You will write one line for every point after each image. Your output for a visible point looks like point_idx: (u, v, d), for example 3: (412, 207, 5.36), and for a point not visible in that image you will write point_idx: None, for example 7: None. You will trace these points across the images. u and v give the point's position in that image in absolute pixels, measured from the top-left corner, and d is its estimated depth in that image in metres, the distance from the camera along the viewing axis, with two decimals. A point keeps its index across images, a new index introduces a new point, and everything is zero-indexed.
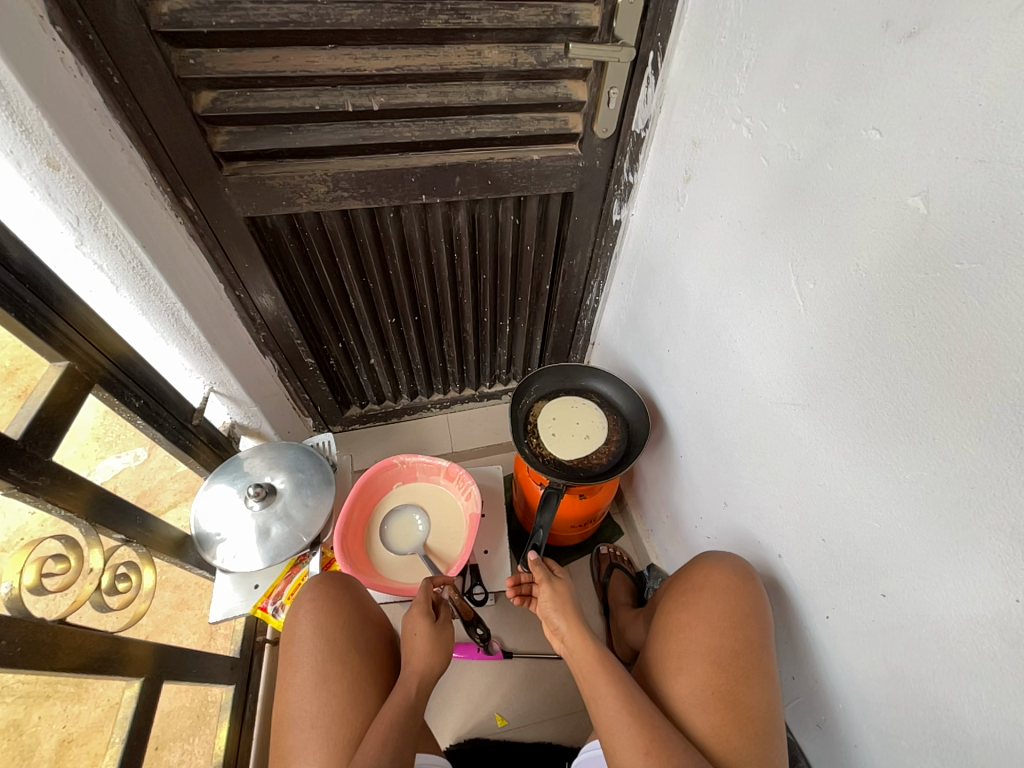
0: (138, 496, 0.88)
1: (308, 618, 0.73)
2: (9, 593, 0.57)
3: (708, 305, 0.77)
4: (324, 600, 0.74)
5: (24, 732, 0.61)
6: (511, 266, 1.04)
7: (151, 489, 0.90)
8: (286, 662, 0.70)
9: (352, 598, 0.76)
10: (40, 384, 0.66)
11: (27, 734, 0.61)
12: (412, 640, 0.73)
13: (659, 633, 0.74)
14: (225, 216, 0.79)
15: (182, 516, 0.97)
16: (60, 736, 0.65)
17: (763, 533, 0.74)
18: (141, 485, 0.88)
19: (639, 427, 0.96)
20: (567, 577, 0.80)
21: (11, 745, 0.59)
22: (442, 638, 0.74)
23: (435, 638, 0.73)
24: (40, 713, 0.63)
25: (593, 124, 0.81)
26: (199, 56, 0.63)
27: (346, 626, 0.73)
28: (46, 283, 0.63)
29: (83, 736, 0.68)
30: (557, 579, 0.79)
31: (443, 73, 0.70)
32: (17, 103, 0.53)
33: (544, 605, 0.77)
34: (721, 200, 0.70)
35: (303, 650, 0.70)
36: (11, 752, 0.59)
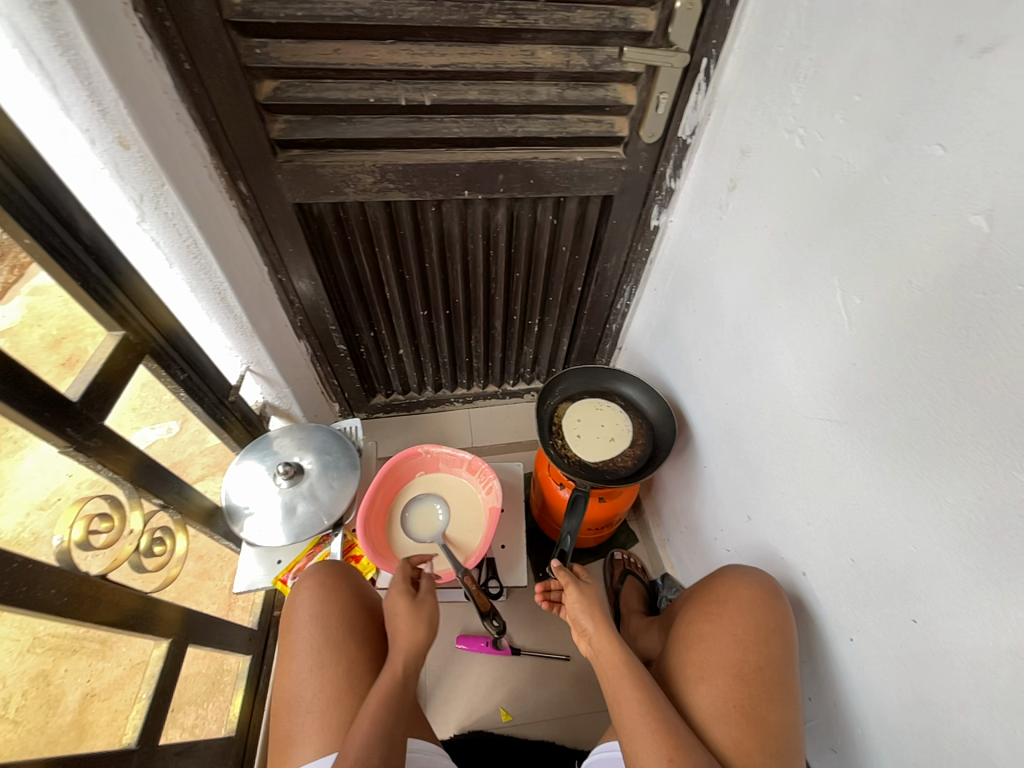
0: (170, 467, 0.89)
1: (305, 605, 0.74)
2: (60, 547, 0.59)
3: (744, 315, 0.76)
4: (321, 586, 0.76)
5: (51, 683, 0.61)
6: (545, 266, 1.05)
7: (181, 462, 0.91)
8: (285, 650, 0.72)
9: (349, 582, 0.79)
10: (90, 356, 0.66)
11: (53, 685, 0.62)
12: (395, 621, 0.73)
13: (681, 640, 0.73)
14: (276, 201, 0.83)
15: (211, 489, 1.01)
16: (84, 690, 0.66)
17: (788, 549, 0.73)
18: (173, 457, 0.89)
19: (664, 432, 0.95)
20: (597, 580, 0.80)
21: (39, 695, 0.59)
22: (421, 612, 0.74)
23: (421, 617, 0.73)
24: (66, 666, 0.63)
25: (639, 128, 0.81)
26: (266, 46, 0.65)
27: (342, 612, 0.74)
28: (108, 255, 0.65)
29: (106, 692, 0.69)
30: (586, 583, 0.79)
31: (496, 71, 0.71)
32: (98, 85, 0.56)
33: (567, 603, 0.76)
34: (766, 209, 0.69)
35: (300, 637, 0.72)
36: (38, 702, 0.59)
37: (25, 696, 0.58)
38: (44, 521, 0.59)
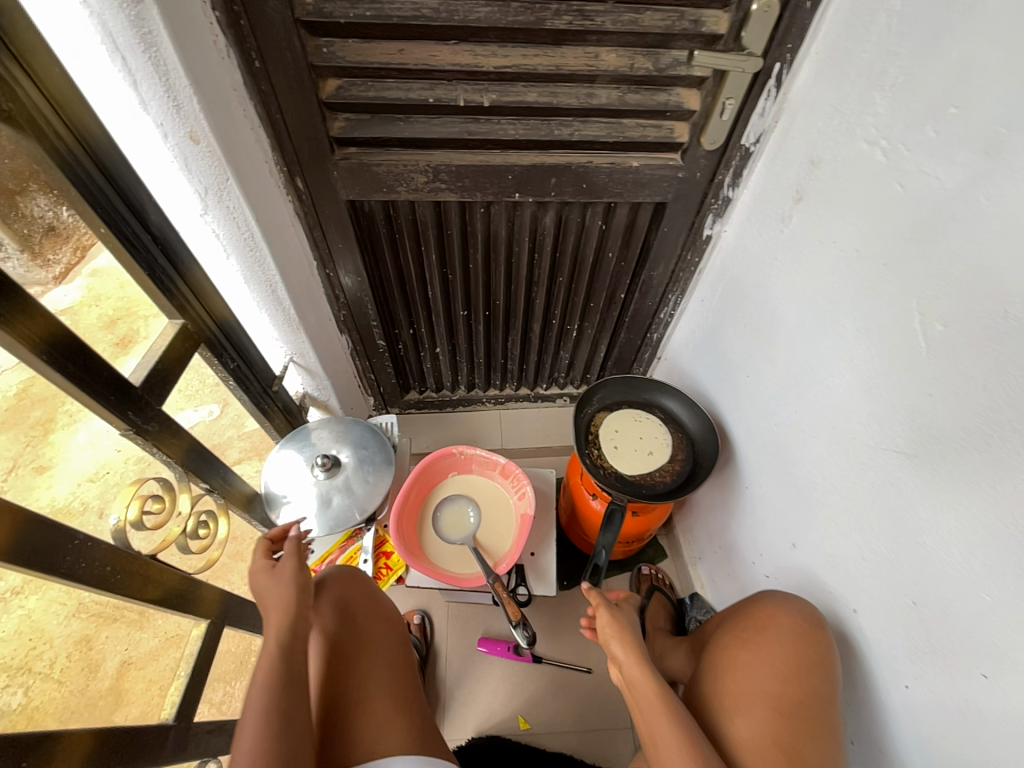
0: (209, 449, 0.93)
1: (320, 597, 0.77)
2: (117, 525, 0.60)
3: (803, 334, 0.73)
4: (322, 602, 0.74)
5: (93, 648, 0.66)
6: (589, 271, 1.03)
7: (220, 445, 0.95)
8: None
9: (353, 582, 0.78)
10: (142, 336, 0.68)
11: (95, 650, 0.66)
12: (261, 592, 0.65)
13: (715, 669, 0.70)
14: (330, 198, 0.84)
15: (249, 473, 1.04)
16: (123, 657, 0.70)
17: (837, 583, 0.69)
18: (212, 440, 0.93)
19: (705, 449, 0.92)
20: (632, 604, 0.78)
21: (81, 658, 0.64)
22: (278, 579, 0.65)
23: (277, 583, 0.64)
24: (107, 633, 0.68)
25: (700, 135, 0.78)
26: (333, 45, 0.66)
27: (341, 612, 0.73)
28: (173, 246, 0.67)
29: (143, 661, 0.72)
30: (619, 608, 0.75)
31: (558, 73, 0.70)
32: (175, 80, 0.57)
33: (600, 626, 0.73)
34: (836, 224, 0.65)
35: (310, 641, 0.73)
36: (81, 664, 0.63)
37: (69, 659, 0.62)
38: (93, 492, 0.61)
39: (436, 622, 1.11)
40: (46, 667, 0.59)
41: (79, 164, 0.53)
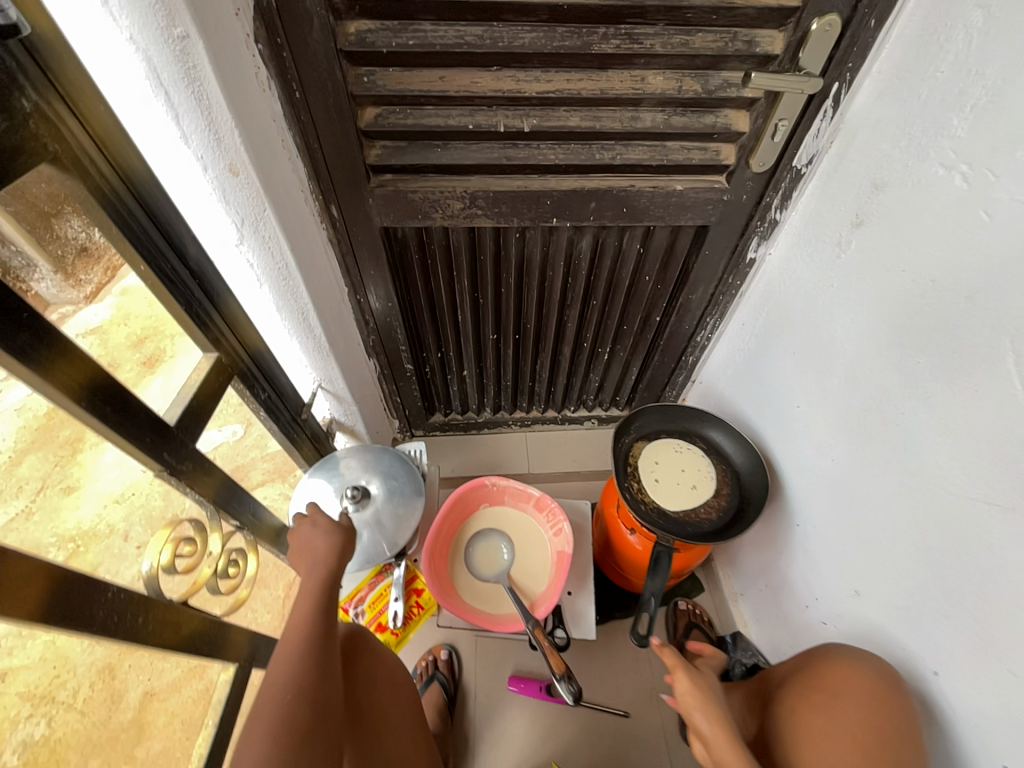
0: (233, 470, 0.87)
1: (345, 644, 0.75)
2: (149, 573, 0.57)
3: (866, 367, 0.68)
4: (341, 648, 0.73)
5: (116, 678, 0.58)
6: (624, 295, 1.00)
7: (244, 465, 0.89)
8: None
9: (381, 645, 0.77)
10: (168, 356, 0.65)
11: (118, 680, 0.58)
12: (302, 546, 0.74)
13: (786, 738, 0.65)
14: (364, 225, 0.82)
15: (268, 496, 0.99)
16: (144, 687, 0.62)
17: (912, 640, 0.63)
18: (236, 460, 0.87)
19: (753, 483, 0.87)
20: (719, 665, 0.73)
21: (104, 688, 0.56)
22: (317, 534, 0.74)
23: (322, 536, 0.74)
24: (130, 662, 0.59)
25: (749, 157, 0.75)
26: (373, 74, 0.65)
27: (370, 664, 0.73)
28: (210, 279, 0.66)
29: (165, 692, 0.65)
30: (699, 673, 0.70)
31: (603, 97, 0.68)
32: (217, 114, 0.56)
33: (680, 691, 0.68)
34: (907, 252, 0.61)
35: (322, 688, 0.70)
36: (103, 697, 0.56)
37: (92, 690, 0.54)
38: (119, 516, 0.58)
39: (464, 658, 1.07)
40: (71, 695, 0.51)
41: (119, 201, 0.52)
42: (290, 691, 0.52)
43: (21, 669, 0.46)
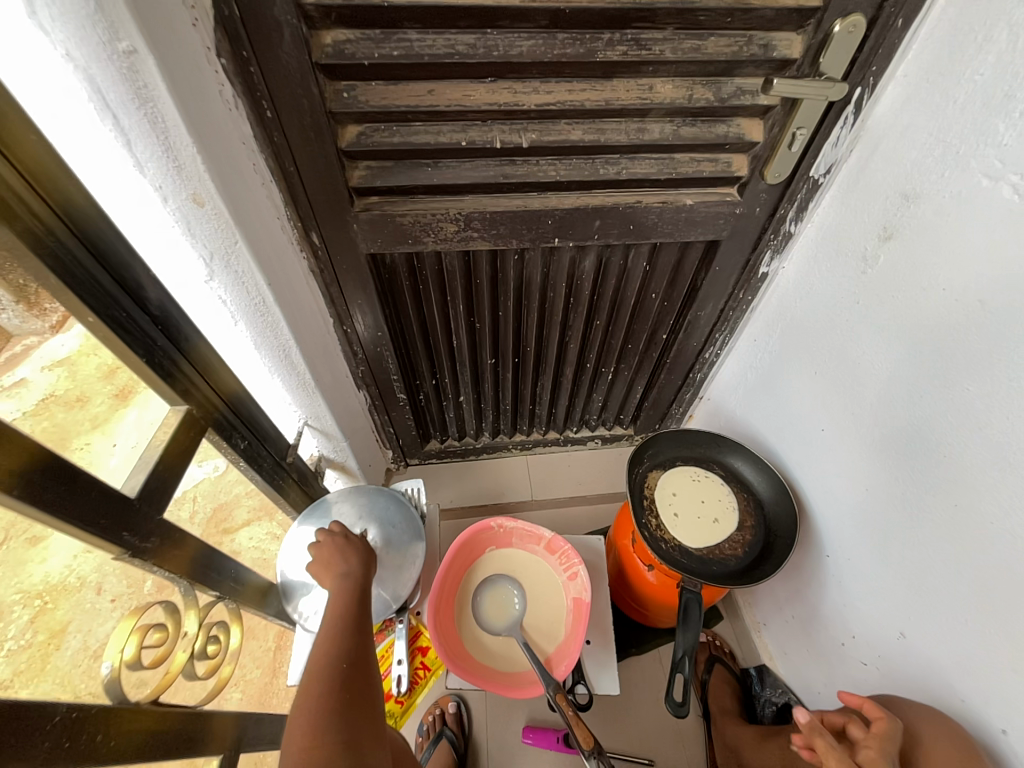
0: (214, 510, 0.82)
1: None
2: (110, 674, 0.49)
3: (902, 392, 0.63)
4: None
5: None
6: (629, 314, 0.94)
7: (226, 504, 0.85)
8: None
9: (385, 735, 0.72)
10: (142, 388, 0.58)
11: None
12: (329, 557, 0.73)
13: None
14: (348, 252, 0.75)
15: (253, 537, 0.94)
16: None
17: (972, 693, 0.58)
18: (218, 500, 0.82)
19: (777, 513, 0.82)
20: (890, 740, 0.58)
21: None
22: (350, 549, 0.75)
23: (353, 549, 0.75)
24: None
25: (764, 168, 0.70)
26: (354, 89, 0.58)
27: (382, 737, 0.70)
28: (176, 322, 0.58)
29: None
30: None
31: (608, 109, 0.62)
32: (176, 139, 0.48)
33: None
34: (946, 270, 0.56)
35: None
36: None
37: None
38: (90, 567, 0.53)
39: (473, 710, 0.99)
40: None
41: (57, 243, 0.44)
42: (346, 661, 0.58)
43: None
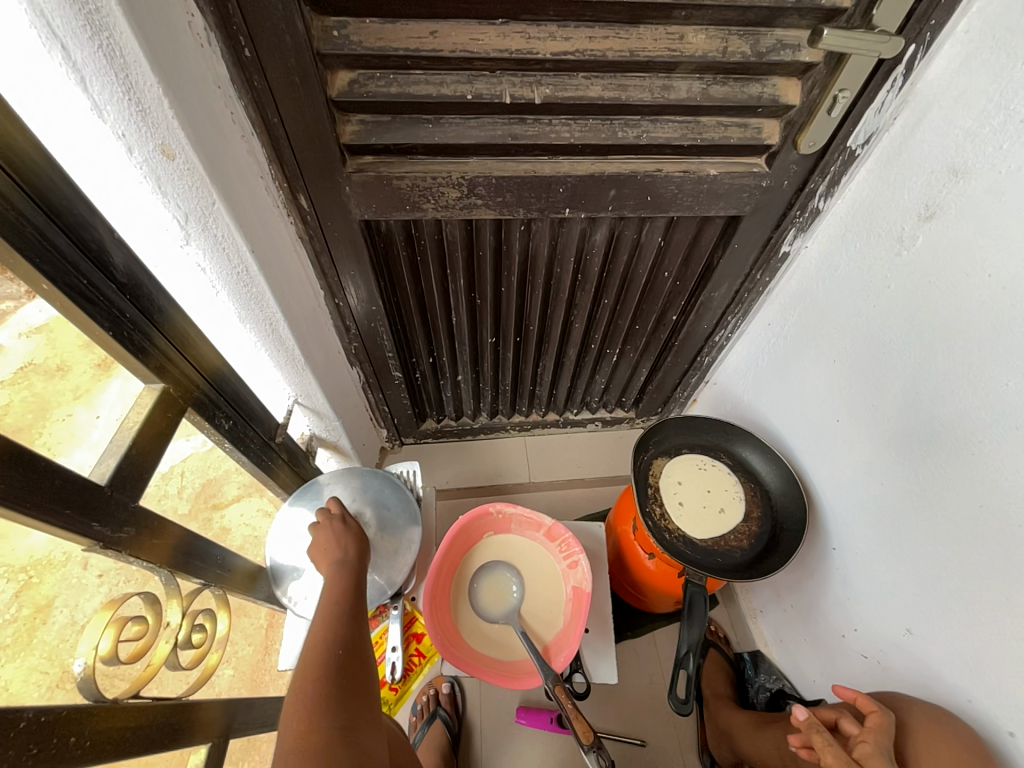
0: (204, 485, 0.80)
1: None
2: (82, 673, 0.46)
3: (932, 385, 0.59)
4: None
5: None
6: (639, 293, 0.89)
7: (216, 479, 0.83)
8: None
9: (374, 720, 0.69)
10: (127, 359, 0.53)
11: None
12: (327, 543, 0.70)
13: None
14: (340, 217, 0.69)
15: (244, 512, 0.93)
16: None
17: (979, 694, 0.56)
18: (207, 475, 0.80)
19: (785, 505, 0.80)
20: (884, 731, 0.56)
21: None
22: (348, 534, 0.72)
23: (353, 534, 0.72)
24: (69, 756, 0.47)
25: (797, 136, 0.64)
26: (345, 28, 0.51)
27: None
28: (147, 292, 0.52)
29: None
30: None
31: (632, 61, 0.55)
32: (137, 78, 0.41)
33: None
34: (996, 254, 0.51)
35: None
36: None
37: None
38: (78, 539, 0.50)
39: (468, 690, 0.99)
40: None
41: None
42: (344, 646, 0.54)
43: None
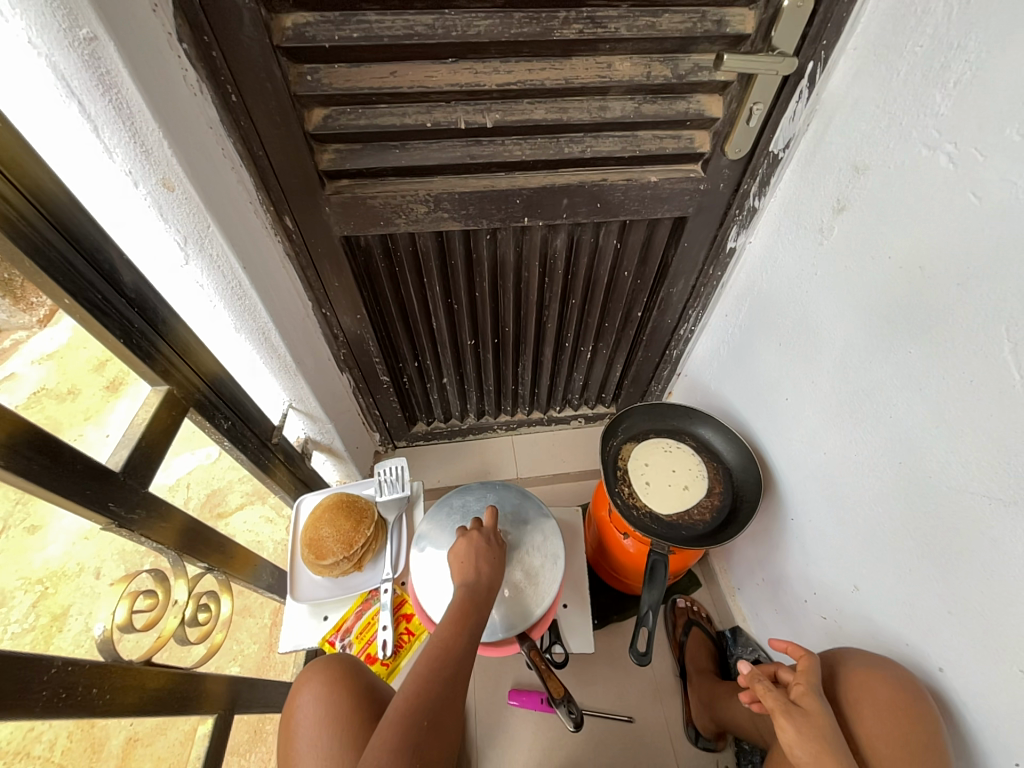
0: (208, 495, 0.87)
1: (311, 692, 0.68)
2: (101, 636, 0.53)
3: (855, 358, 0.66)
4: (329, 681, 0.68)
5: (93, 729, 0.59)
6: (603, 293, 0.97)
7: (220, 489, 0.89)
8: (287, 740, 0.65)
9: (360, 677, 0.70)
10: (132, 375, 0.64)
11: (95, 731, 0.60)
12: (465, 558, 0.74)
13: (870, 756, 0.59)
14: (322, 234, 0.77)
15: (246, 519, 0.99)
16: (127, 733, 0.66)
17: (914, 636, 0.62)
18: (212, 485, 0.87)
19: (746, 480, 0.86)
20: (814, 672, 0.63)
21: (81, 739, 0.57)
22: (489, 554, 0.74)
23: (488, 562, 0.73)
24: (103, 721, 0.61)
25: (724, 144, 0.72)
26: (317, 73, 0.59)
27: (357, 694, 0.67)
28: (153, 306, 0.60)
29: (148, 736, 0.69)
30: (804, 708, 0.61)
31: (568, 87, 0.63)
32: (141, 124, 0.49)
33: (788, 744, 0.59)
34: (893, 236, 0.58)
35: (300, 726, 0.65)
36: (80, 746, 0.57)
37: (69, 744, 0.56)
38: (88, 553, 0.58)
39: None
40: (47, 749, 0.53)
41: (29, 227, 0.45)
42: (428, 718, 0.53)
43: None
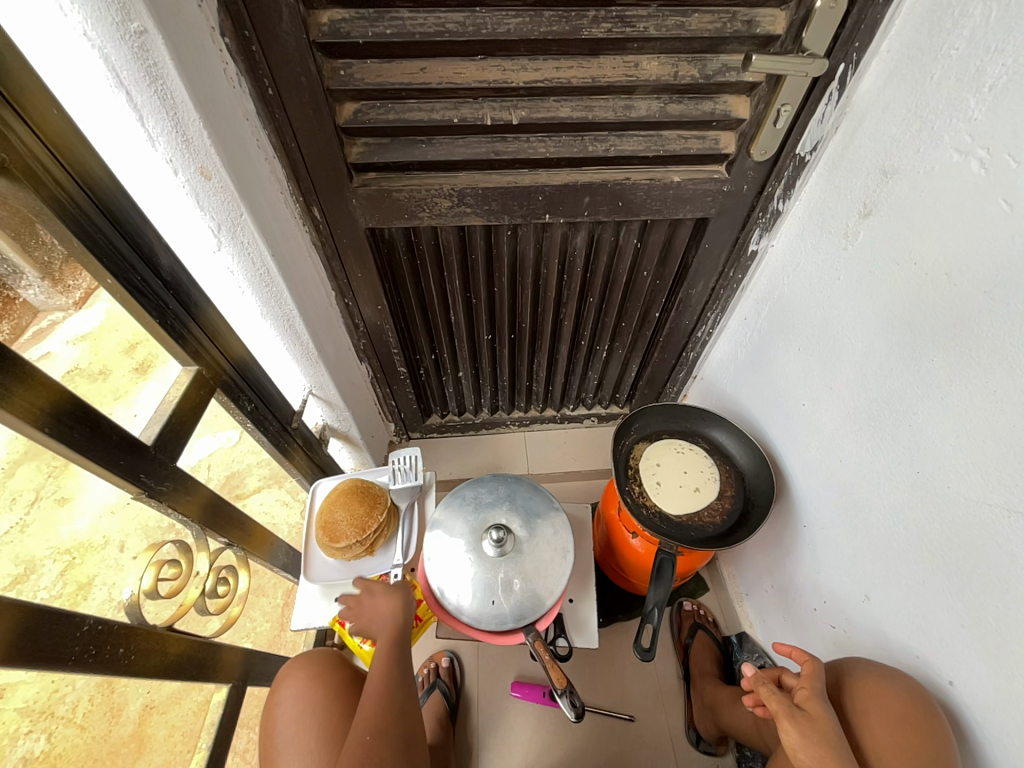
0: (227, 477, 0.89)
1: (294, 685, 0.70)
2: (129, 600, 0.58)
3: (875, 366, 0.65)
4: (311, 674, 0.71)
5: (116, 692, 0.60)
6: (621, 293, 0.97)
7: (239, 472, 0.91)
8: (267, 736, 0.67)
9: (341, 666, 0.74)
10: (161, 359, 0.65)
11: (118, 694, 0.61)
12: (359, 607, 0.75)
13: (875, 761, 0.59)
14: (347, 226, 0.79)
15: (263, 501, 1.00)
16: (145, 700, 0.66)
17: (925, 648, 0.61)
18: (231, 468, 0.89)
19: (759, 485, 0.85)
20: (817, 677, 0.63)
21: (104, 702, 0.59)
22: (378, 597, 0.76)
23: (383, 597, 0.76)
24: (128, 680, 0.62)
25: (750, 146, 0.72)
26: (350, 67, 0.61)
27: (337, 687, 0.70)
28: (186, 289, 0.63)
29: (164, 704, 0.69)
30: (807, 711, 0.61)
31: (595, 86, 0.64)
32: (183, 114, 0.52)
33: (790, 748, 0.59)
34: (921, 243, 0.57)
35: (279, 724, 0.67)
36: (103, 709, 0.59)
37: (91, 704, 0.57)
38: (114, 526, 0.60)
39: (466, 664, 1.05)
40: (70, 710, 0.54)
41: (78, 209, 0.48)
42: (371, 730, 0.59)
43: (19, 686, 0.48)
